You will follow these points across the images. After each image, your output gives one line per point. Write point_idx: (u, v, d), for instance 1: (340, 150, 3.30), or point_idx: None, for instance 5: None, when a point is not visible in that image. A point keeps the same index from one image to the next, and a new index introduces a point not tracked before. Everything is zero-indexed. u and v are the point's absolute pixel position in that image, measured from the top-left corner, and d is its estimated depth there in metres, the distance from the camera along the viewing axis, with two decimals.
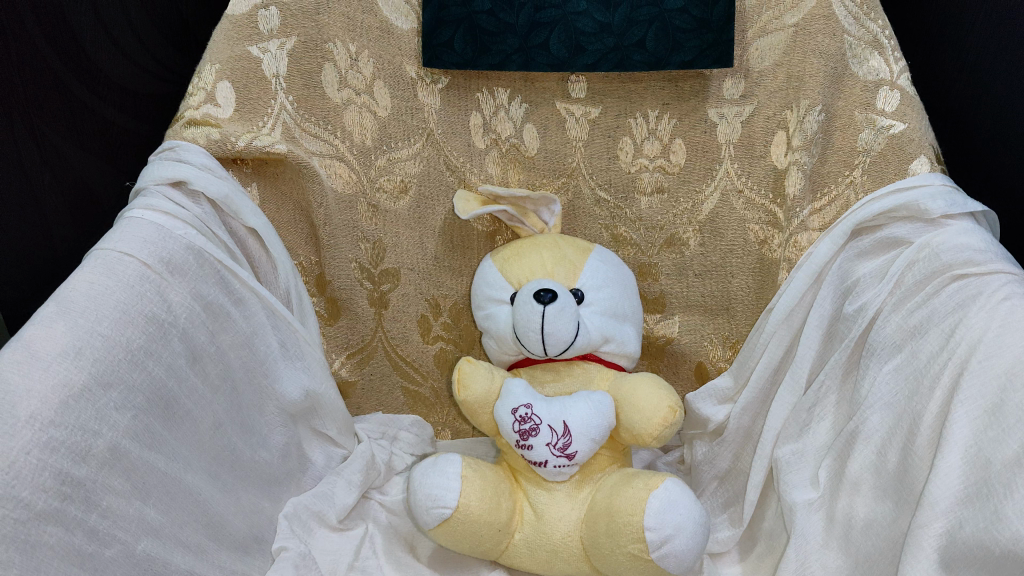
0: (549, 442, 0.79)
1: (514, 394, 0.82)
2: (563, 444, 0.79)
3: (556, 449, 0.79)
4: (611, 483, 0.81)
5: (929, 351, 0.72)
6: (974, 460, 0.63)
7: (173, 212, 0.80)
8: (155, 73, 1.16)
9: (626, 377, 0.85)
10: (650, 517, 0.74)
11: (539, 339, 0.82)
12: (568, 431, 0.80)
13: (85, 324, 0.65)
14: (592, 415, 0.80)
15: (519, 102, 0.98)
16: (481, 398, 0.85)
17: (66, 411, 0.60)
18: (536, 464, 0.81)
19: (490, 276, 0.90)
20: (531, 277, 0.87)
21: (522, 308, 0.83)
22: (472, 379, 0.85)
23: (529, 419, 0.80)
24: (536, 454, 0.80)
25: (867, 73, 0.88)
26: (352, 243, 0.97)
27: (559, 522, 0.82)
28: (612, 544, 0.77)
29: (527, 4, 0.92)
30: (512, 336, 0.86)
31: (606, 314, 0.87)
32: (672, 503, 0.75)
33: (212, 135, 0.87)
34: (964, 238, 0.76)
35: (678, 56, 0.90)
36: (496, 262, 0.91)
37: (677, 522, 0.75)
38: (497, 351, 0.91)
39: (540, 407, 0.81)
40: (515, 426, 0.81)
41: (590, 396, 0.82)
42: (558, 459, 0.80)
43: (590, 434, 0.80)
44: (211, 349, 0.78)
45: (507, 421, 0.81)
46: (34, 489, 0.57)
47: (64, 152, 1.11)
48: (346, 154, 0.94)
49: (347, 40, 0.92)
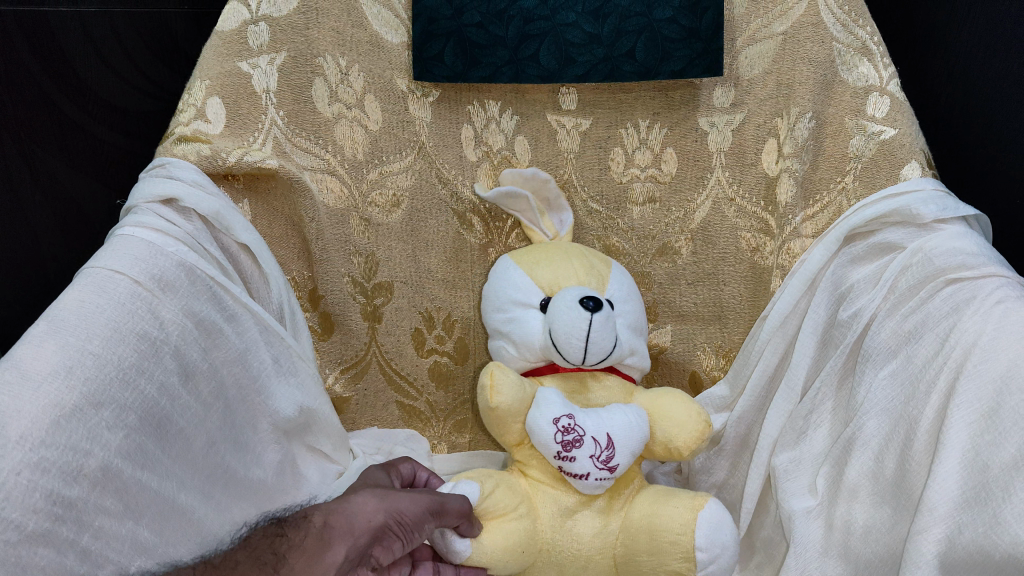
0: (593, 454, 0.77)
1: (553, 404, 0.79)
2: (607, 456, 0.77)
3: (600, 461, 0.77)
4: (646, 498, 0.80)
5: (924, 356, 0.72)
6: (973, 464, 0.63)
7: (163, 229, 0.79)
8: (145, 91, 1.13)
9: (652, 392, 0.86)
10: (705, 535, 0.75)
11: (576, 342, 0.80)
12: (612, 443, 0.78)
13: (77, 343, 0.65)
14: (632, 428, 0.79)
15: (510, 114, 0.98)
16: (511, 406, 0.80)
17: (57, 431, 0.60)
18: (577, 476, 0.78)
19: (512, 284, 0.88)
20: (562, 285, 0.86)
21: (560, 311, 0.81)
22: (504, 385, 0.80)
23: (573, 430, 0.78)
24: (579, 467, 0.77)
25: (857, 79, 0.88)
26: (344, 258, 0.97)
27: (587, 536, 0.80)
28: (656, 562, 0.77)
29: (515, 16, 0.91)
30: (544, 342, 0.83)
31: (631, 329, 0.87)
32: (718, 523, 0.76)
33: (203, 151, 0.87)
34: (957, 242, 0.76)
35: (668, 65, 0.90)
36: (515, 271, 0.89)
37: (724, 540, 0.75)
38: (512, 358, 0.87)
39: (581, 417, 0.79)
40: (558, 437, 0.78)
41: (626, 408, 0.81)
42: (601, 472, 0.77)
43: (630, 447, 0.79)
44: (204, 367, 0.77)
45: (548, 431, 0.78)
46: (25, 510, 0.56)
47: (54, 170, 1.12)
48: (338, 168, 0.94)
49: (337, 55, 0.92)
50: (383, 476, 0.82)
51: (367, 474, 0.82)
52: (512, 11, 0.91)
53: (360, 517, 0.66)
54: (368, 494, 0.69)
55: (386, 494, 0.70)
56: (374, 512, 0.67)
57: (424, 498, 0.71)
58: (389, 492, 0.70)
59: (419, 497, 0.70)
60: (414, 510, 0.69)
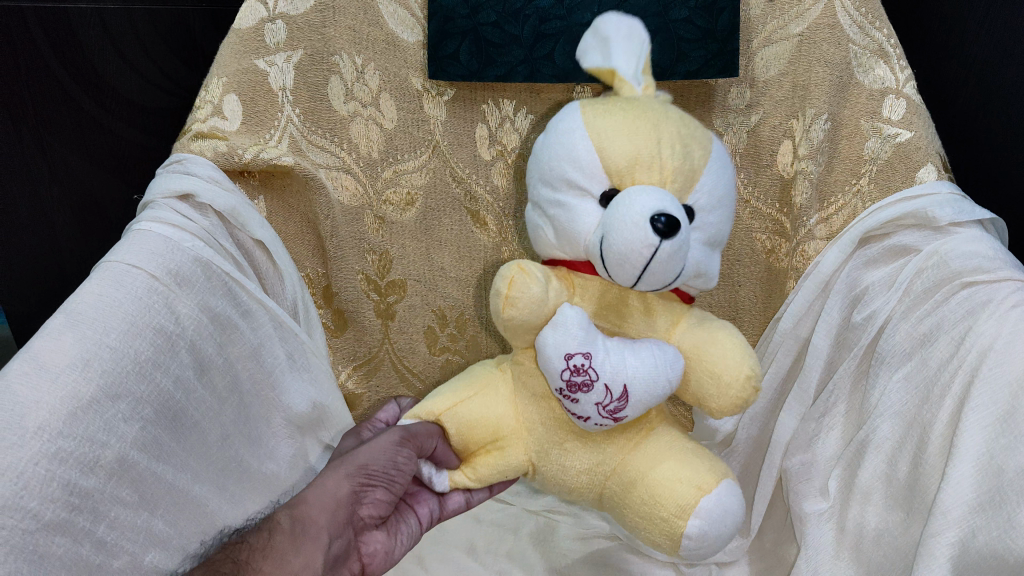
0: (599, 402, 0.66)
1: (570, 331, 0.67)
2: (615, 408, 0.66)
3: (605, 411, 0.67)
4: (658, 458, 0.70)
5: (940, 359, 0.71)
6: (987, 468, 0.63)
7: (180, 224, 0.80)
8: (161, 86, 1.14)
9: (702, 328, 0.71)
10: (701, 525, 0.66)
11: (636, 247, 0.62)
12: (625, 396, 0.66)
13: (94, 335, 0.66)
14: (656, 381, 0.66)
15: (525, 113, 0.97)
16: (542, 304, 0.68)
17: (75, 422, 0.60)
18: (576, 417, 0.68)
19: (578, 146, 0.68)
20: (632, 173, 0.67)
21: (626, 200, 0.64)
22: (528, 294, 0.67)
23: (584, 372, 0.66)
24: (581, 409, 0.67)
25: (873, 81, 0.87)
26: (358, 256, 0.99)
27: (576, 466, 0.72)
28: (640, 521, 0.69)
29: (532, 15, 0.88)
30: (591, 237, 0.67)
31: (705, 243, 0.70)
32: (716, 516, 0.66)
33: (219, 147, 0.88)
34: (975, 245, 0.76)
35: (684, 66, 0.90)
36: (581, 139, 0.68)
37: (721, 528, 0.67)
38: (545, 243, 0.73)
39: (600, 356, 0.66)
40: (565, 375, 0.66)
41: (657, 346, 0.68)
42: (604, 419, 0.67)
43: (647, 400, 0.67)
44: (219, 361, 0.78)
45: (557, 366, 0.67)
46: (42, 500, 0.57)
47: (72, 166, 1.12)
48: (353, 166, 0.96)
49: (353, 53, 0.93)
50: (354, 440, 0.89)
51: (339, 446, 0.89)
52: (528, 11, 0.88)
53: (324, 497, 0.71)
54: (331, 474, 0.74)
55: (343, 461, 0.74)
56: (337, 485, 0.72)
57: (387, 442, 0.73)
58: (346, 458, 0.75)
59: (381, 444, 0.74)
60: (379, 460, 0.73)
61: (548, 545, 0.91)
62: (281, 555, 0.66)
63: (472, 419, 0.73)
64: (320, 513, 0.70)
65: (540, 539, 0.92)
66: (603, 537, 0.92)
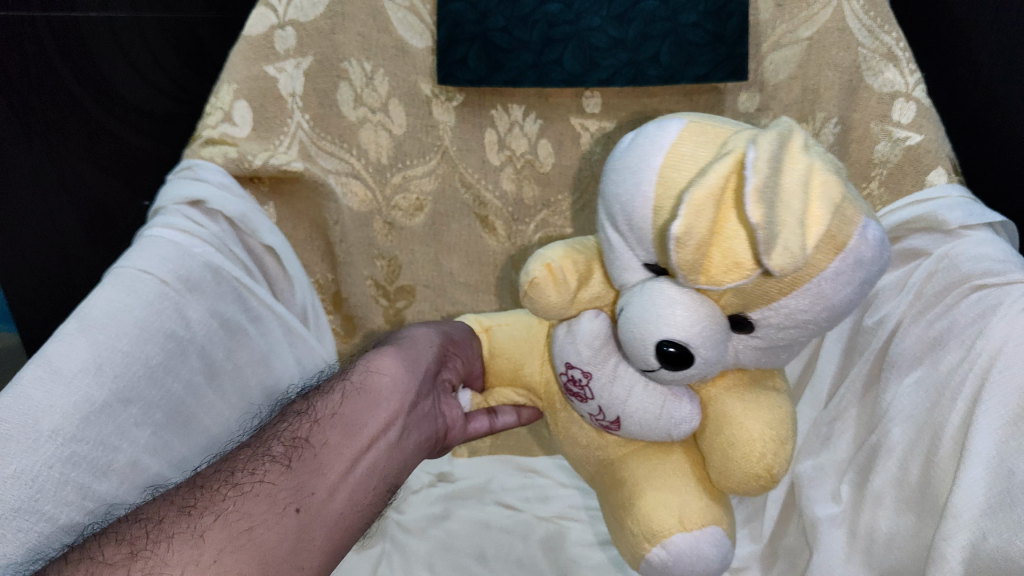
0: (591, 413, 0.65)
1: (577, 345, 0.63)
2: (606, 425, 0.64)
3: (597, 421, 0.65)
4: (654, 469, 0.65)
5: (949, 363, 0.71)
6: (998, 470, 0.62)
7: (191, 230, 0.80)
8: (168, 92, 1.18)
9: (747, 389, 0.62)
10: (666, 557, 0.61)
11: (641, 357, 0.55)
12: (617, 422, 0.63)
13: (106, 340, 0.66)
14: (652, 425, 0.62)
15: (534, 118, 0.95)
16: (567, 307, 0.63)
17: (88, 427, 0.62)
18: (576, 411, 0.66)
19: (637, 199, 0.53)
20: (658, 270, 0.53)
21: (651, 137, 0.55)
22: (548, 302, 0.62)
23: (580, 387, 0.64)
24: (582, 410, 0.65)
25: (882, 85, 0.85)
26: (367, 261, 1.02)
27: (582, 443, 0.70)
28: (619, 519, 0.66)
29: (540, 20, 0.87)
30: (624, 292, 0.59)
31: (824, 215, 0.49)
32: (687, 557, 0.61)
33: (229, 154, 0.89)
34: (985, 247, 0.74)
35: (693, 70, 0.86)
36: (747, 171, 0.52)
37: (688, 571, 0.62)
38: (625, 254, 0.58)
39: (598, 380, 0.62)
40: (566, 383, 0.65)
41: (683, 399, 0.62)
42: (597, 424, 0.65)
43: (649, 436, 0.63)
44: (229, 366, 0.79)
45: (561, 366, 0.65)
46: (57, 504, 0.59)
47: (82, 172, 1.12)
48: (362, 172, 0.98)
49: (363, 59, 0.93)
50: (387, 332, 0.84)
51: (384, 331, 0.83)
52: (537, 15, 0.87)
53: (383, 384, 0.68)
54: (387, 358, 0.70)
55: (402, 354, 0.72)
56: (393, 381, 0.68)
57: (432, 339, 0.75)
58: (398, 348, 0.72)
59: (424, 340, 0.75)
60: (426, 352, 0.73)
61: (558, 552, 0.91)
62: (355, 417, 0.64)
63: (501, 348, 0.74)
64: (393, 379, 0.68)
65: (552, 546, 0.92)
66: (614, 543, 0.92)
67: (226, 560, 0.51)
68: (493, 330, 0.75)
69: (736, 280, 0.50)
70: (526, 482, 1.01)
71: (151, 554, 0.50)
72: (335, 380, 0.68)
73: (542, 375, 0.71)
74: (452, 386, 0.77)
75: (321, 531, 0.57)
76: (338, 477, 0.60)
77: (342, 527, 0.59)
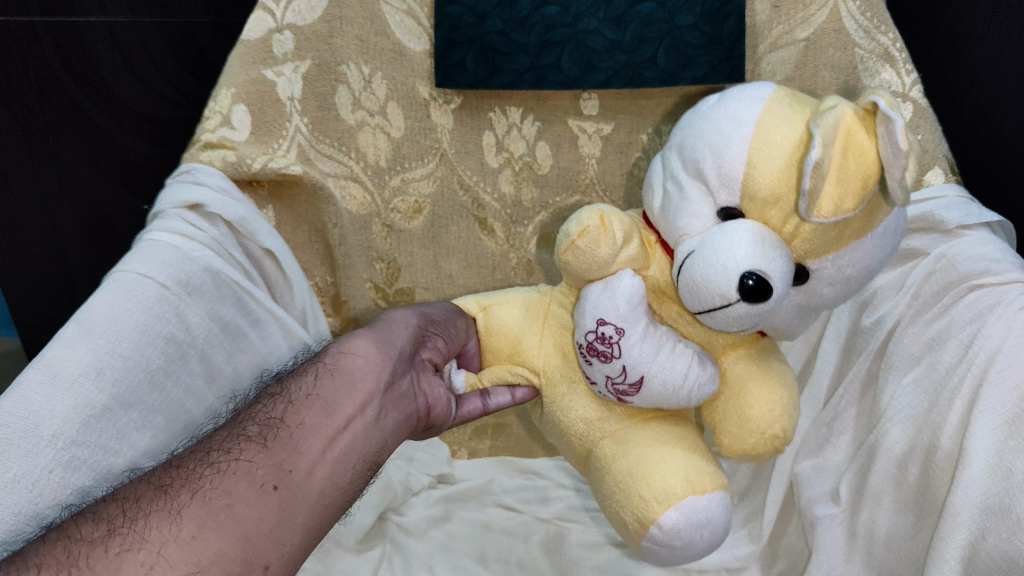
0: (608, 374, 0.64)
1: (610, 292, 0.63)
2: (625, 389, 0.64)
3: (614, 386, 0.64)
4: (660, 438, 0.66)
5: (948, 362, 0.71)
6: (997, 469, 0.62)
7: (191, 234, 0.80)
8: (170, 98, 1.18)
9: (758, 358, 0.66)
10: (678, 519, 0.61)
11: (711, 291, 0.56)
12: (640, 385, 0.63)
13: (106, 345, 0.66)
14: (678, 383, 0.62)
15: (531, 120, 0.95)
16: (608, 265, 0.63)
17: (88, 431, 0.62)
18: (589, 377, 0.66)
19: (735, 144, 0.57)
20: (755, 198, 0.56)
21: (745, 97, 0.60)
22: (596, 252, 0.61)
23: (608, 344, 0.63)
24: (594, 373, 0.65)
25: (879, 86, 0.86)
26: (366, 263, 1.03)
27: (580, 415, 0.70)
28: (617, 488, 0.65)
29: (538, 22, 0.87)
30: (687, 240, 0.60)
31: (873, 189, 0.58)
32: (698, 520, 0.61)
33: (228, 157, 0.91)
34: (981, 248, 0.74)
35: (690, 72, 0.86)
36: None
37: (693, 538, 0.61)
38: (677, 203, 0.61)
39: (632, 338, 0.62)
40: (592, 338, 0.64)
41: (699, 359, 0.63)
42: (612, 392, 0.65)
43: (660, 401, 0.64)
44: (229, 370, 0.79)
45: (587, 325, 0.64)
46: (58, 507, 0.59)
47: (82, 177, 1.13)
48: (360, 175, 0.98)
49: (361, 63, 0.93)
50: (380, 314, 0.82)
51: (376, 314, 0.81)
52: (534, 18, 0.87)
53: (357, 366, 0.66)
54: (361, 341, 0.68)
55: (376, 334, 0.70)
56: (369, 363, 0.66)
57: (410, 320, 0.73)
58: (373, 331, 0.70)
59: (399, 321, 0.72)
60: (405, 332, 0.71)
61: (559, 554, 0.91)
62: (332, 397, 0.63)
63: (498, 325, 0.74)
64: (366, 360, 0.66)
65: (551, 548, 0.92)
66: (615, 544, 0.92)
67: (204, 537, 0.51)
68: (490, 308, 0.75)
69: (846, 213, 0.54)
70: (526, 483, 1.02)
71: (129, 531, 0.51)
72: (311, 363, 0.66)
73: (540, 349, 0.72)
74: (433, 367, 0.73)
75: (302, 509, 0.56)
76: (317, 456, 0.59)
77: (325, 505, 0.58)
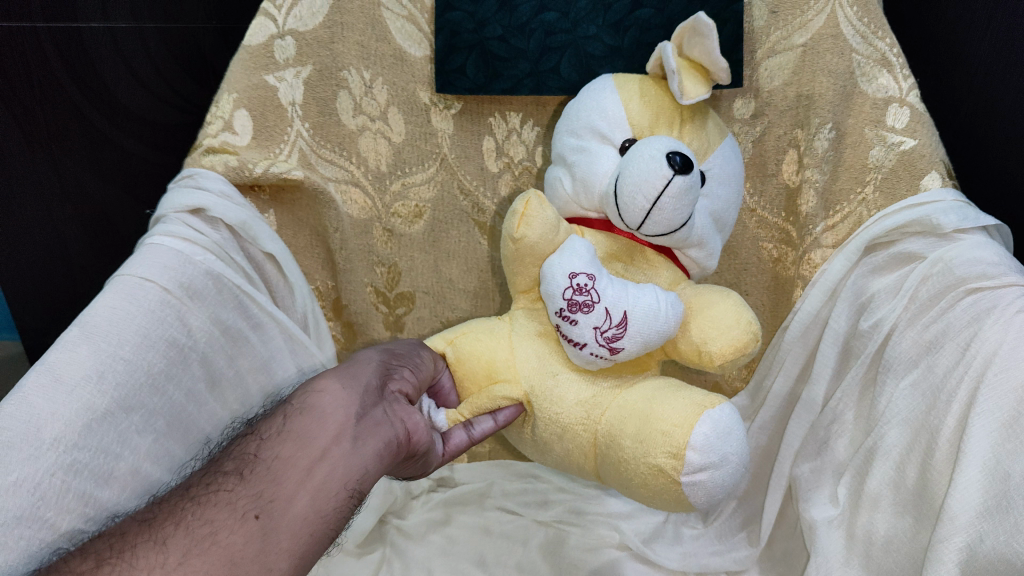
0: (597, 325, 0.66)
1: (579, 256, 0.68)
2: (613, 334, 0.66)
3: (603, 337, 0.66)
4: (650, 390, 0.69)
5: (946, 365, 0.72)
6: (995, 473, 0.62)
7: (192, 238, 0.80)
8: (172, 103, 1.18)
9: (700, 289, 0.72)
10: (708, 430, 0.62)
11: (653, 177, 0.64)
12: (625, 322, 0.66)
13: (109, 348, 0.67)
14: (656, 309, 0.66)
15: (531, 125, 0.97)
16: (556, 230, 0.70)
17: (89, 434, 0.62)
18: (574, 343, 0.67)
19: (604, 105, 0.73)
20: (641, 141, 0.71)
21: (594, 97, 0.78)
22: (543, 217, 0.69)
23: (586, 292, 0.66)
24: (579, 334, 0.67)
25: (875, 91, 0.86)
26: (367, 268, 1.03)
27: (569, 404, 0.70)
28: (636, 448, 0.65)
29: (537, 29, 0.88)
30: (604, 179, 0.70)
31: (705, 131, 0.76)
32: (722, 430, 0.63)
33: (230, 162, 0.90)
34: (979, 252, 0.75)
35: None
36: None
37: (726, 452, 0.62)
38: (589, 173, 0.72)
39: (603, 281, 0.67)
40: (568, 294, 0.67)
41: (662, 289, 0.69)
42: (600, 347, 0.66)
43: (648, 336, 0.66)
44: (230, 373, 0.80)
45: (560, 285, 0.67)
46: (60, 511, 0.59)
47: (84, 182, 1.14)
48: (361, 180, 0.99)
49: (362, 68, 0.94)
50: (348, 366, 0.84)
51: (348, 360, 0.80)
52: (534, 24, 0.88)
53: (326, 402, 0.65)
54: (329, 380, 0.68)
55: (344, 372, 0.69)
56: (337, 399, 0.66)
57: (375, 357, 0.72)
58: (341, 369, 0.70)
59: (365, 358, 0.72)
60: (371, 366, 0.71)
61: (558, 557, 0.91)
62: (304, 433, 0.62)
63: (467, 352, 0.75)
64: (335, 395, 0.66)
65: (551, 550, 0.92)
66: (614, 547, 0.93)
67: (193, 561, 0.52)
68: (455, 340, 0.76)
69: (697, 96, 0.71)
70: (526, 486, 1.02)
71: (118, 561, 0.51)
72: (280, 406, 0.66)
73: (513, 362, 0.73)
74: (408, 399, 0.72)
75: (287, 536, 0.56)
76: (297, 486, 0.59)
77: (311, 532, 0.57)
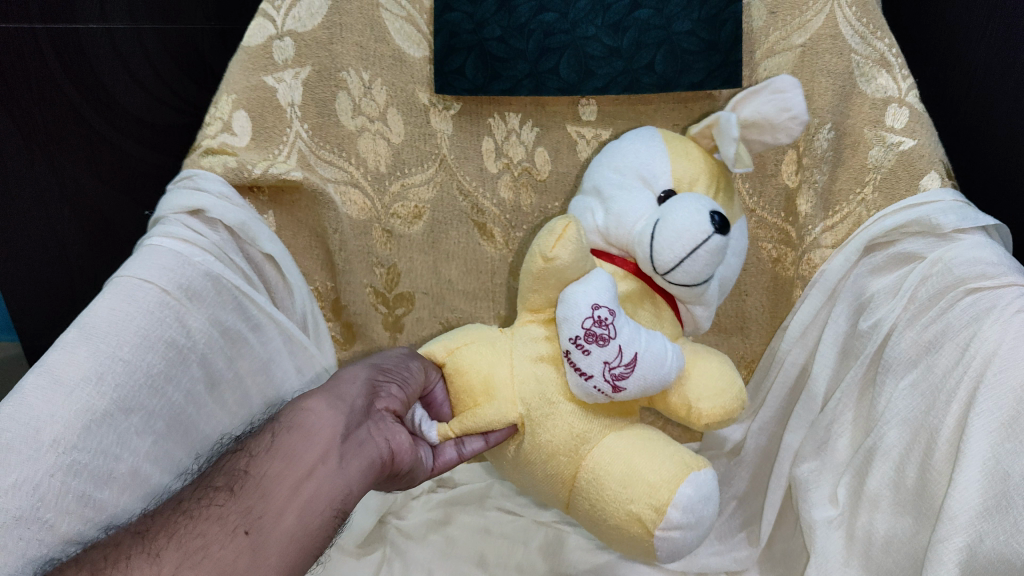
0: (607, 360, 0.66)
1: (598, 288, 0.67)
2: (621, 372, 0.66)
3: (610, 373, 0.66)
4: (638, 436, 0.71)
5: (946, 365, 0.71)
6: (993, 473, 0.62)
7: (192, 239, 0.80)
8: (171, 105, 1.19)
9: (698, 347, 0.75)
10: (693, 493, 0.66)
11: (690, 230, 0.65)
12: (634, 363, 0.66)
13: (107, 349, 0.67)
14: (665, 357, 0.67)
15: (530, 126, 0.96)
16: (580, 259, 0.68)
17: (89, 436, 0.62)
18: (578, 371, 0.67)
19: (654, 154, 0.74)
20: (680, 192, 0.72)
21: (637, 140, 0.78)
22: (578, 243, 0.67)
23: (605, 325, 0.66)
24: (587, 363, 0.66)
25: (874, 91, 0.86)
26: (366, 269, 1.03)
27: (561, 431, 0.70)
28: (619, 492, 0.67)
29: (536, 29, 0.88)
30: (638, 220, 0.71)
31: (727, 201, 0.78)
32: (703, 493, 0.67)
33: (229, 163, 0.90)
34: (978, 252, 0.75)
35: (688, 78, 0.86)
36: None
37: (700, 514, 0.67)
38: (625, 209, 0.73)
39: (620, 319, 0.67)
40: (586, 324, 0.66)
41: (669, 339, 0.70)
42: (604, 382, 0.66)
43: (653, 379, 0.67)
44: (229, 375, 0.80)
45: (580, 313, 0.66)
46: (59, 512, 0.59)
47: (82, 183, 1.13)
48: (361, 181, 0.99)
49: (361, 69, 0.94)
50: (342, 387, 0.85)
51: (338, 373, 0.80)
52: (533, 25, 0.88)
53: (311, 421, 0.65)
54: (316, 398, 0.68)
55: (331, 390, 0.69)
56: (322, 417, 0.66)
57: (362, 373, 0.72)
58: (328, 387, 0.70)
59: (352, 375, 0.72)
60: (357, 385, 0.71)
61: (558, 558, 0.91)
62: (291, 450, 0.62)
63: (468, 364, 0.72)
64: (320, 414, 0.66)
65: (551, 551, 0.92)
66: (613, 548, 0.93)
67: None
68: (456, 350, 0.74)
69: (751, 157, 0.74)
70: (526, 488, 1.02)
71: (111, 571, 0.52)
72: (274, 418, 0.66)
73: (512, 379, 0.71)
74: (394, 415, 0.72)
75: (276, 552, 0.56)
76: (285, 502, 0.59)
77: (298, 548, 0.58)
